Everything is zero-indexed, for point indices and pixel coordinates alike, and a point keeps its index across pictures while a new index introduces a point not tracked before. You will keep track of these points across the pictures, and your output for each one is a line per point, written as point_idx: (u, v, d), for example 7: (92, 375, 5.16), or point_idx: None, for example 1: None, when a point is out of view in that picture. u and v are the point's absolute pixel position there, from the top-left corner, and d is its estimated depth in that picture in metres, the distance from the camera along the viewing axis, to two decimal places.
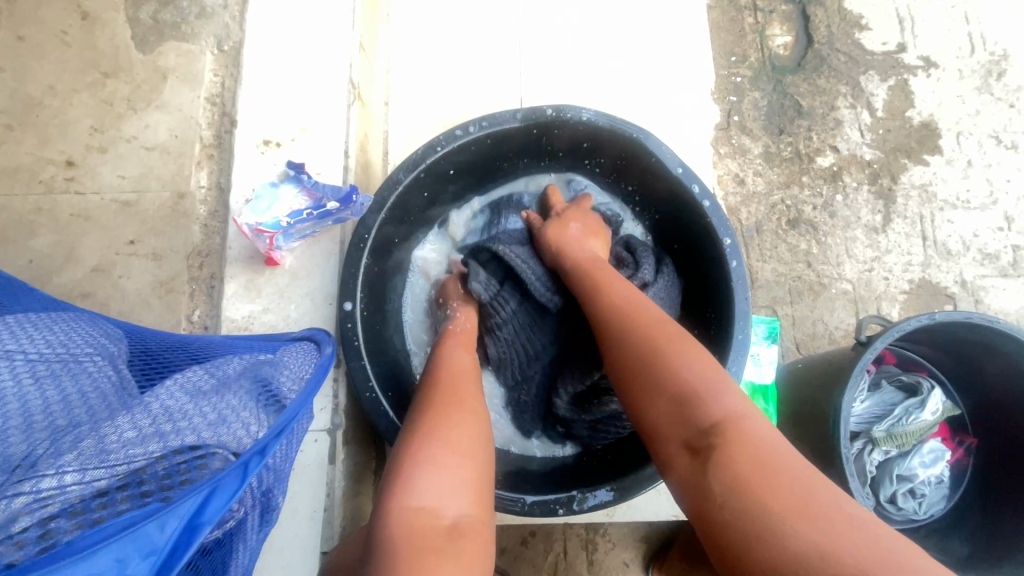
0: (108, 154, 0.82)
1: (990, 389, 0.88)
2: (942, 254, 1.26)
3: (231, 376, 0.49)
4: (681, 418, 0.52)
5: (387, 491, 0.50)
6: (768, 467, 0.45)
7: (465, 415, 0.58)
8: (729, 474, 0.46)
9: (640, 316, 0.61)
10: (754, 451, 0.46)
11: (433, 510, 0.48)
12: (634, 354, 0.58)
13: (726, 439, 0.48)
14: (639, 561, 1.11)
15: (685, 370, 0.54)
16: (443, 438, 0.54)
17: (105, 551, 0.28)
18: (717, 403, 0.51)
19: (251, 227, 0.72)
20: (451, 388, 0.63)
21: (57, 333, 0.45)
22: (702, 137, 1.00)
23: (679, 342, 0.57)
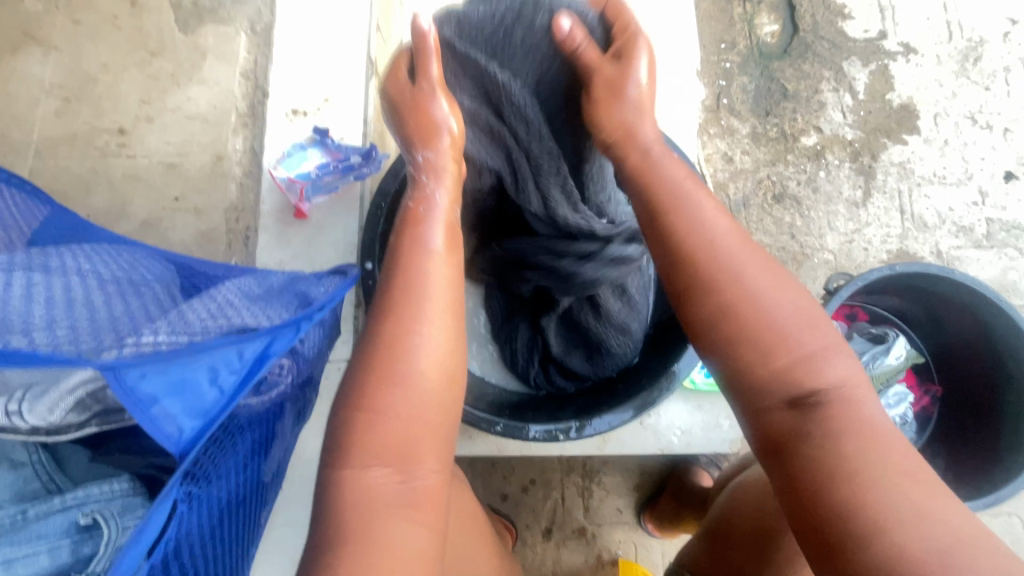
0: (155, 123, 0.93)
1: (951, 337, 0.96)
2: (919, 227, 1.34)
3: (276, 287, 0.60)
4: (791, 377, 0.53)
5: (344, 446, 0.54)
6: (867, 436, 0.49)
7: (415, 356, 0.56)
8: (833, 439, 0.49)
9: (762, 269, 0.57)
10: (862, 425, 0.50)
11: (382, 475, 0.53)
12: (746, 308, 0.55)
13: (841, 411, 0.51)
14: (632, 508, 1.20)
15: (798, 335, 0.54)
16: (397, 389, 0.55)
17: (199, 362, 0.38)
18: (829, 369, 0.53)
19: (284, 180, 0.84)
20: (408, 332, 0.57)
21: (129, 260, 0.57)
22: (688, 112, 1.08)
23: (791, 305, 0.55)
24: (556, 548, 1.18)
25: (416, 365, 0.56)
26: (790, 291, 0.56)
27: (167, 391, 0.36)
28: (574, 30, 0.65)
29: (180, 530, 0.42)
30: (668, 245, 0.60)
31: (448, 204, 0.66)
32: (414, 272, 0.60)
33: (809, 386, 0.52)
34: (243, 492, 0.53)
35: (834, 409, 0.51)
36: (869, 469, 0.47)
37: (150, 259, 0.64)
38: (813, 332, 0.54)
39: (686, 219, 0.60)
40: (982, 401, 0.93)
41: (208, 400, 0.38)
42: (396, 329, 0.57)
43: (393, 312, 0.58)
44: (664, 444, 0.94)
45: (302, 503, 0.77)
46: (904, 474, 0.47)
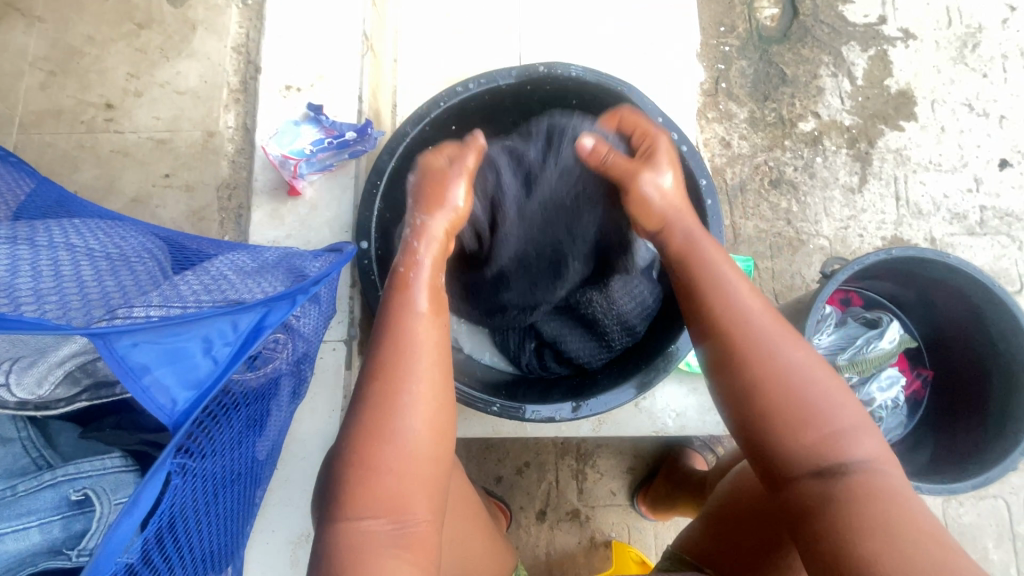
0: (143, 98, 0.90)
1: (943, 322, 0.97)
2: (914, 213, 1.34)
3: (270, 263, 0.58)
4: (816, 451, 0.53)
5: (340, 496, 0.52)
6: (895, 514, 0.48)
7: (406, 414, 0.54)
8: (856, 515, 0.48)
9: (791, 343, 0.57)
10: (888, 500, 0.49)
11: (382, 526, 0.51)
12: (776, 379, 0.55)
13: (865, 486, 0.50)
14: (625, 490, 1.21)
15: (828, 411, 0.54)
16: (387, 448, 0.53)
17: (192, 331, 0.37)
18: (852, 447, 0.52)
19: (278, 156, 0.81)
20: (403, 390, 0.54)
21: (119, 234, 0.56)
22: (687, 93, 1.07)
23: (820, 379, 0.55)
24: (550, 529, 1.19)
25: (407, 422, 0.54)
26: (818, 366, 0.56)
27: (160, 360, 0.35)
28: (596, 145, 0.74)
29: (174, 502, 0.42)
30: (704, 317, 0.61)
31: (432, 269, 0.64)
32: (399, 329, 0.58)
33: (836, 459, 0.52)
34: (237, 469, 0.53)
35: (859, 483, 0.50)
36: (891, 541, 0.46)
37: (141, 234, 0.63)
38: (840, 403, 0.54)
39: (714, 287, 0.61)
40: (972, 386, 0.94)
41: (202, 370, 0.37)
42: (385, 389, 0.54)
43: (381, 372, 0.56)
44: (659, 427, 0.95)
45: (297, 482, 0.76)
46: (930, 548, 0.46)
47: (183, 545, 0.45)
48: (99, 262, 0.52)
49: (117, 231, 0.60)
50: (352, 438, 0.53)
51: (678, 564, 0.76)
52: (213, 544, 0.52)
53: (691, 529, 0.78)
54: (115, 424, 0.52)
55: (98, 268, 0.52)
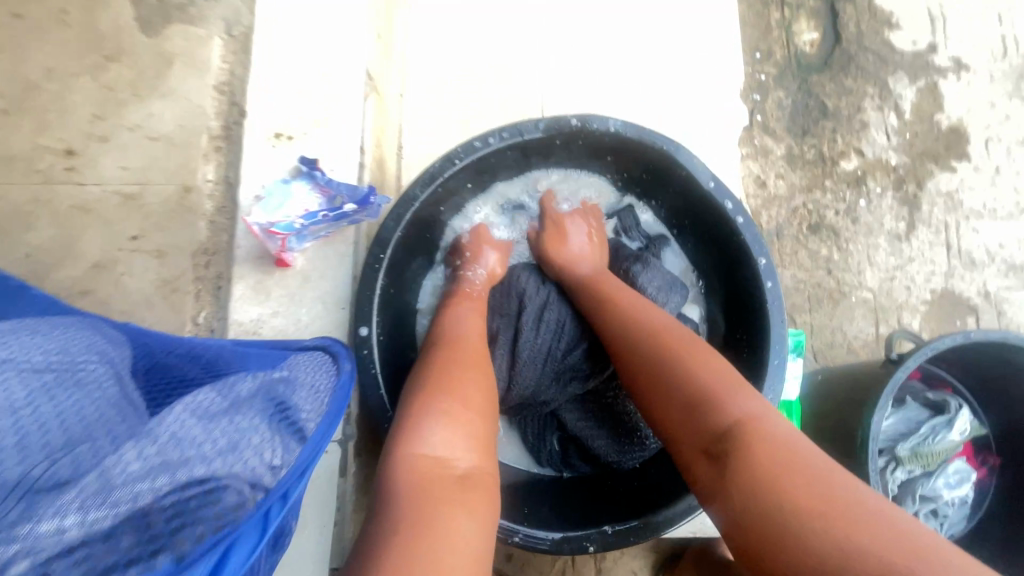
0: (110, 144, 0.78)
1: (1020, 410, 0.85)
2: (966, 264, 1.23)
3: (243, 398, 0.45)
4: (697, 425, 0.52)
5: (395, 436, 0.52)
6: (779, 468, 0.45)
7: (461, 365, 0.59)
8: (749, 472, 0.46)
9: (660, 316, 0.64)
10: (773, 441, 0.47)
11: (445, 461, 0.50)
12: (653, 364, 0.58)
13: (744, 435, 0.48)
14: (648, 570, 1.10)
15: (699, 377, 0.55)
16: (450, 390, 0.55)
17: None
18: (731, 405, 0.51)
19: (262, 229, 0.68)
20: (453, 345, 0.62)
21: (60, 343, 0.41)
22: (729, 138, 0.95)
23: (693, 347, 0.58)
24: None
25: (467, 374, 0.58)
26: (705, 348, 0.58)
27: None
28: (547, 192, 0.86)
29: None
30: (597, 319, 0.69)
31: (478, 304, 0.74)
32: (456, 319, 0.68)
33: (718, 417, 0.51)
34: None
35: (746, 429, 0.49)
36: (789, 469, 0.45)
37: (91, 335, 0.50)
38: (721, 372, 0.55)
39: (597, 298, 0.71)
40: None
41: None
42: (443, 354, 0.61)
43: (441, 345, 0.63)
44: None
45: None
46: (830, 490, 0.43)
47: None
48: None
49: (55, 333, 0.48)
50: (416, 388, 0.56)
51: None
52: None
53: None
54: None
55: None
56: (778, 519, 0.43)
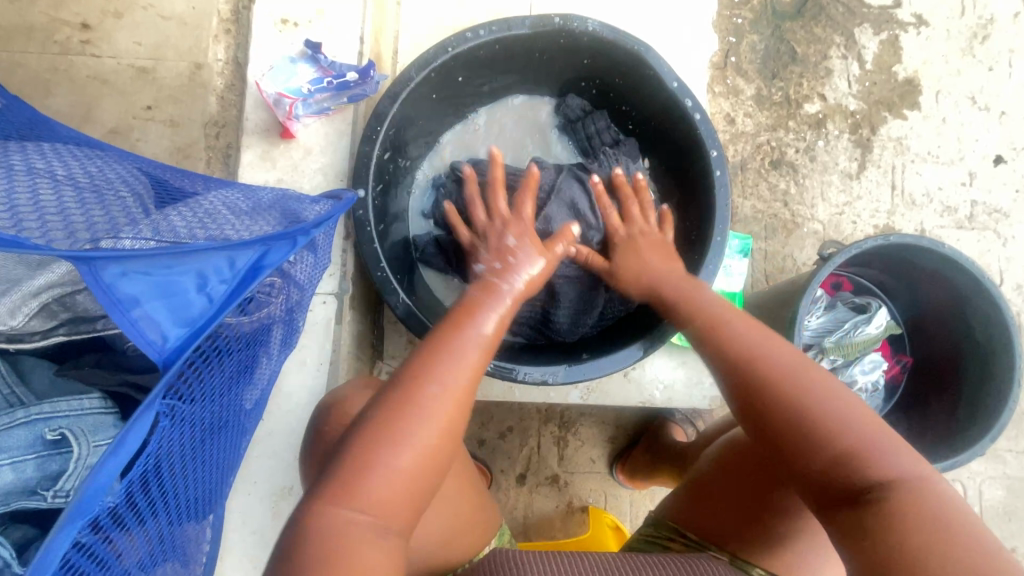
0: (124, 20, 0.83)
1: (930, 307, 0.98)
2: (908, 204, 1.35)
3: (262, 206, 0.54)
4: (845, 478, 0.52)
5: (332, 484, 0.50)
6: (938, 533, 0.47)
7: (422, 419, 0.52)
8: (899, 536, 0.47)
9: (782, 348, 0.60)
10: (932, 518, 0.48)
11: (372, 525, 0.49)
12: (793, 407, 0.56)
13: (901, 502, 0.49)
14: (605, 458, 1.23)
15: (836, 419, 0.54)
16: (401, 449, 0.51)
17: (186, 266, 0.34)
18: (882, 465, 0.51)
19: (273, 95, 0.76)
20: (423, 382, 0.54)
21: (90, 169, 0.52)
22: (698, 60, 1.04)
23: (815, 378, 0.57)
24: (529, 493, 1.21)
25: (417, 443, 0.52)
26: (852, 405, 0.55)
27: (152, 293, 0.32)
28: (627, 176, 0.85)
29: (160, 447, 0.40)
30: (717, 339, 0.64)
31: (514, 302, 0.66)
32: (447, 350, 0.57)
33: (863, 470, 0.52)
34: (228, 411, 0.52)
35: (900, 500, 0.49)
36: (940, 539, 0.46)
37: (123, 167, 0.57)
38: (884, 433, 0.53)
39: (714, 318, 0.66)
40: (949, 371, 0.96)
41: (196, 308, 0.34)
42: (414, 392, 0.53)
43: (423, 364, 0.56)
44: (647, 398, 0.95)
45: (281, 436, 0.75)
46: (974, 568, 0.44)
47: (170, 491, 0.45)
48: (65, 191, 0.46)
49: (94, 162, 0.54)
50: (362, 434, 0.52)
51: (667, 532, 0.74)
52: (197, 493, 0.51)
53: (673, 495, 0.77)
54: (93, 363, 0.50)
55: (79, 199, 0.47)
56: (916, 557, 0.46)
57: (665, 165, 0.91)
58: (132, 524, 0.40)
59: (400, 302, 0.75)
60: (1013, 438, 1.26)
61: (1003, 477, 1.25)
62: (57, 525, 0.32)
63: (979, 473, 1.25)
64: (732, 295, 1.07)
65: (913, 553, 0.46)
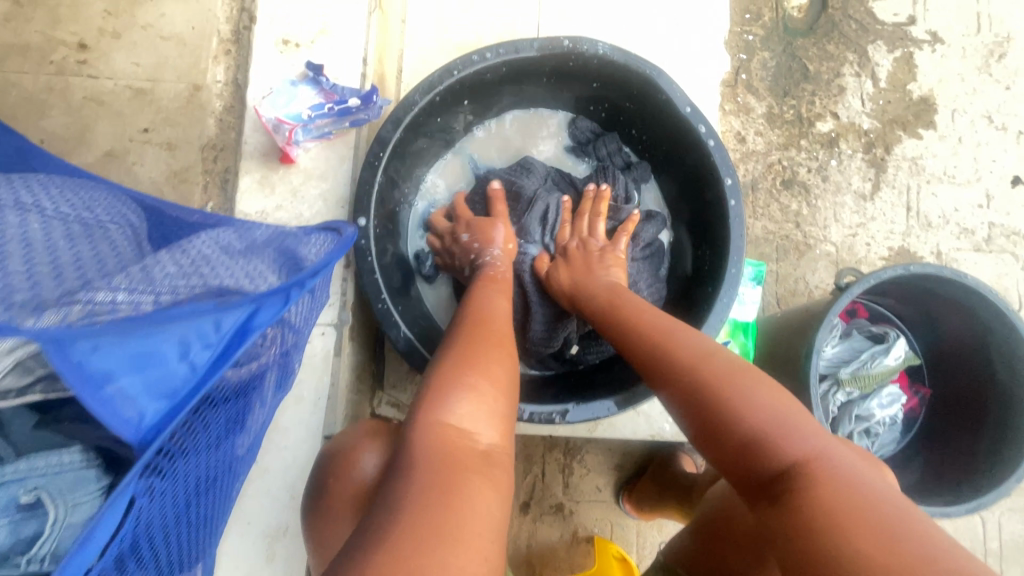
0: (122, 40, 0.81)
1: (950, 338, 0.95)
2: (923, 225, 1.32)
3: (258, 245, 0.51)
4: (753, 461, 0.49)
5: (423, 407, 0.54)
6: (849, 506, 0.41)
7: (488, 347, 0.61)
8: (806, 513, 0.42)
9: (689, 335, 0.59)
10: (839, 490, 0.43)
11: (470, 434, 0.52)
12: (694, 390, 0.53)
13: (809, 479, 0.44)
14: (611, 487, 1.19)
15: (738, 398, 0.51)
16: (476, 371, 0.57)
17: (167, 332, 0.31)
18: (787, 445, 0.48)
19: (272, 120, 0.73)
20: (480, 328, 0.64)
21: (83, 204, 0.50)
22: (710, 81, 1.01)
23: (714, 360, 0.55)
24: (533, 522, 1.18)
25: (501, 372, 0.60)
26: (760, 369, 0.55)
27: (127, 366, 0.29)
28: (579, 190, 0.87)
29: (140, 521, 0.37)
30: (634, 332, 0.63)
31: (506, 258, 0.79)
32: (488, 307, 0.68)
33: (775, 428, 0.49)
34: (217, 468, 0.48)
35: (806, 478, 0.45)
36: (853, 511, 0.41)
37: (119, 203, 0.55)
38: (789, 409, 0.50)
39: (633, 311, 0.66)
40: (970, 405, 0.93)
41: (177, 379, 0.32)
42: (473, 335, 0.62)
43: (471, 329, 0.64)
44: (656, 431, 0.92)
45: (276, 473, 0.72)
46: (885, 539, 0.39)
47: (156, 557, 0.42)
48: (55, 231, 0.44)
49: (86, 197, 0.52)
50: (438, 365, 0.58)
51: None
52: (185, 552, 0.48)
53: (681, 541, 0.74)
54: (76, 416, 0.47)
55: (68, 239, 0.45)
56: (822, 535, 0.41)
57: (678, 189, 0.88)
58: None
59: (402, 337, 0.72)
60: None
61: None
62: None
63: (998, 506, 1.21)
64: (744, 325, 1.04)
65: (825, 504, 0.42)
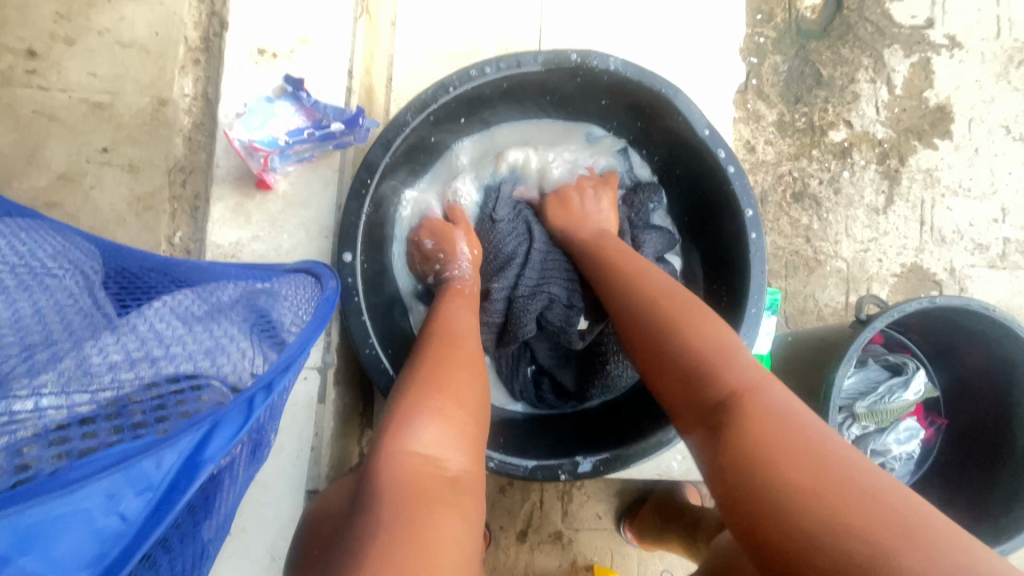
0: (76, 47, 0.72)
1: (972, 370, 0.90)
2: (937, 241, 1.27)
3: (224, 305, 0.44)
4: (696, 392, 0.50)
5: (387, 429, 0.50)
6: (780, 431, 0.43)
7: (462, 365, 0.57)
8: (744, 442, 0.44)
9: (659, 278, 0.62)
10: (772, 417, 0.44)
11: (438, 461, 0.48)
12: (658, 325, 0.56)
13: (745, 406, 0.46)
14: (612, 514, 1.15)
15: (693, 332, 0.53)
16: (442, 391, 0.53)
17: (90, 488, 0.25)
18: (732, 374, 0.49)
19: (243, 145, 0.65)
20: (452, 342, 0.60)
21: (19, 249, 0.41)
22: (724, 94, 0.94)
23: (685, 301, 0.57)
24: (530, 551, 1.13)
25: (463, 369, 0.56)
26: (717, 331, 0.53)
27: (29, 544, 0.24)
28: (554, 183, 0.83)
29: None
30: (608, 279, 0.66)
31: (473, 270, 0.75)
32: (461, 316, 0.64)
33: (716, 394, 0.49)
34: (187, 568, 0.42)
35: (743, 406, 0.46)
36: (784, 440, 0.43)
37: (66, 244, 0.46)
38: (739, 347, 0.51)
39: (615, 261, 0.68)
40: (990, 440, 0.88)
41: (104, 542, 0.26)
42: (444, 348, 0.58)
43: (434, 346, 0.59)
44: (663, 470, 0.87)
45: (254, 534, 0.65)
46: (817, 460, 0.41)
47: None
48: None
49: (23, 242, 0.43)
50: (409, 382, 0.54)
51: None
52: None
53: None
54: None
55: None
56: (755, 460, 0.42)
57: (692, 213, 0.82)
58: None
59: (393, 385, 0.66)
60: None
61: None
62: None
63: None
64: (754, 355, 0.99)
65: (762, 460, 0.42)
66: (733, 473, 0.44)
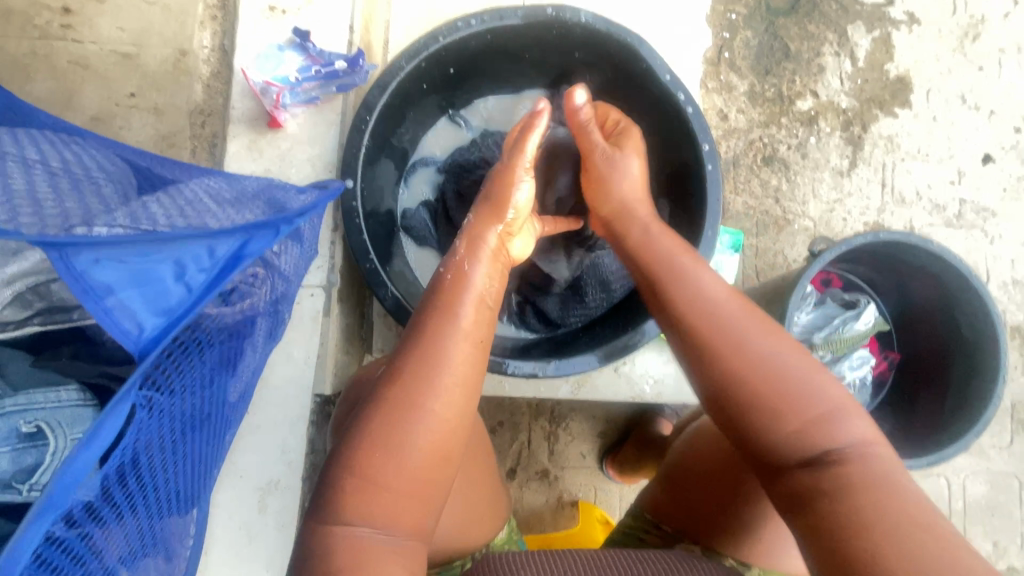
0: (106, 5, 0.81)
1: (919, 304, 0.99)
2: (897, 202, 1.36)
3: (249, 194, 0.54)
4: (797, 442, 0.52)
5: (334, 491, 0.50)
6: (885, 511, 0.47)
7: (411, 419, 0.51)
8: (845, 513, 0.47)
9: (750, 301, 0.57)
10: (878, 486, 0.48)
11: (370, 532, 0.49)
12: (752, 360, 0.54)
13: (849, 472, 0.49)
14: (595, 453, 1.23)
15: (796, 381, 0.53)
16: (386, 455, 0.50)
17: (163, 254, 0.36)
18: (839, 433, 0.51)
19: (259, 84, 0.75)
20: (406, 384, 0.52)
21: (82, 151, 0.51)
22: (693, 57, 1.03)
23: (781, 339, 0.55)
24: (519, 487, 1.21)
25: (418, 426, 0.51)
26: (830, 385, 0.53)
27: (126, 282, 0.34)
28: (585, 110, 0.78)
29: (140, 439, 0.40)
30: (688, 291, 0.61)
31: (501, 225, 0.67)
32: (425, 339, 0.54)
33: (822, 447, 0.51)
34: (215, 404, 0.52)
35: (852, 468, 0.50)
36: (875, 511, 0.47)
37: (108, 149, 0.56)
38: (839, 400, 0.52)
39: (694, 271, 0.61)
40: (933, 367, 0.98)
41: (173, 298, 0.36)
42: (397, 392, 0.52)
43: (393, 386, 0.52)
44: (636, 393, 0.95)
45: (268, 429, 0.74)
46: (908, 534, 0.45)
47: (153, 481, 0.44)
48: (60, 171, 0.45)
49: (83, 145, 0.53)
50: (358, 434, 0.51)
51: (641, 524, 0.75)
52: (180, 486, 0.50)
53: (649, 488, 0.78)
54: (71, 354, 0.49)
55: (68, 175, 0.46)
56: (852, 531, 0.46)
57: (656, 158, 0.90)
58: (111, 517, 0.40)
59: (389, 296, 0.74)
60: (996, 434, 1.27)
61: (986, 473, 1.27)
62: (28, 518, 0.31)
63: (963, 468, 1.27)
64: None
65: (849, 531, 0.47)
66: (822, 539, 0.48)
